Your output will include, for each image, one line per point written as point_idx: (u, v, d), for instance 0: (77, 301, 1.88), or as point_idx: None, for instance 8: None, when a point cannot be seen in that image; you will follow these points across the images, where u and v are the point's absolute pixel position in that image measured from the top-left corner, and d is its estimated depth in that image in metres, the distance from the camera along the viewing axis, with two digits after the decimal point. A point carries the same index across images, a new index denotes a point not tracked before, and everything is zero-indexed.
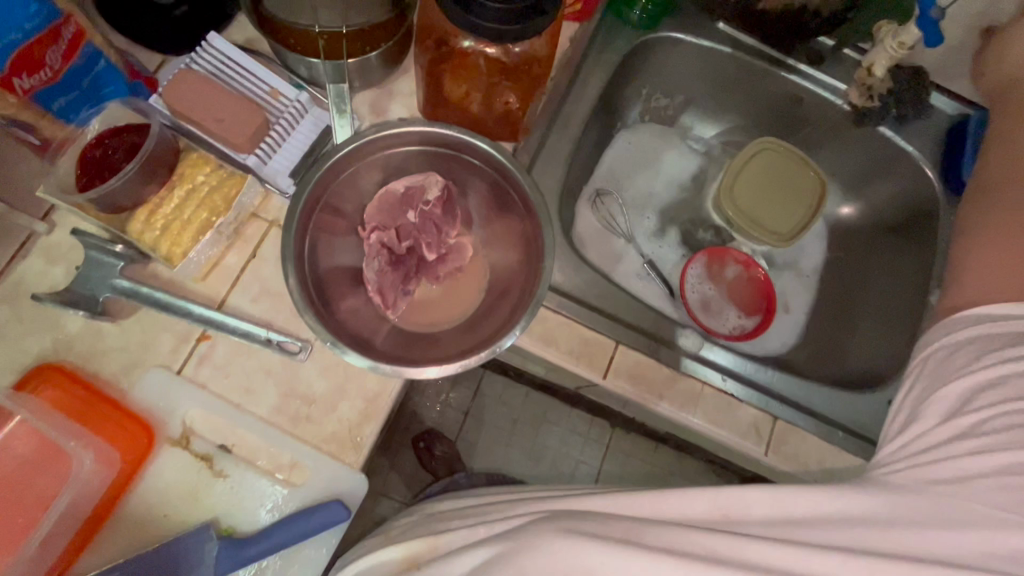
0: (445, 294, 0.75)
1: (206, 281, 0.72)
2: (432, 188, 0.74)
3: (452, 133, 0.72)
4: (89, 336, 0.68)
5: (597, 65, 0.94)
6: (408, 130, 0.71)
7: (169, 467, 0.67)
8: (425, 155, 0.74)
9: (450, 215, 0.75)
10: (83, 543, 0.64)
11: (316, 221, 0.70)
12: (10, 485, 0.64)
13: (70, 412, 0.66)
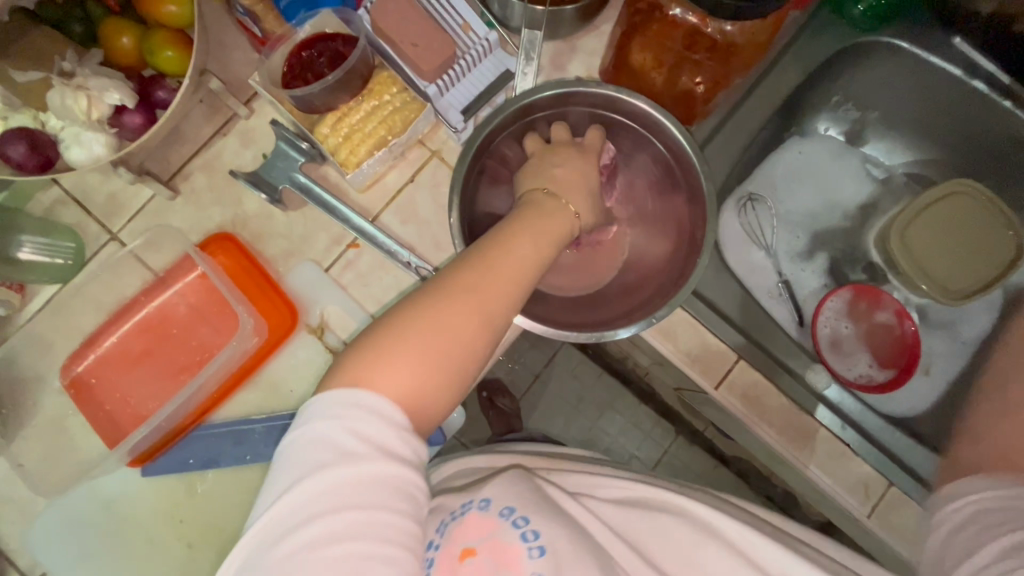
0: (580, 263, 0.73)
1: (365, 194, 0.77)
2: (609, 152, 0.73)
3: (639, 104, 0.69)
4: (261, 217, 0.76)
5: (797, 59, 0.87)
6: (595, 93, 0.70)
7: (303, 353, 0.74)
8: (603, 121, 0.72)
9: (610, 185, 0.75)
10: (221, 395, 0.72)
11: (483, 162, 0.70)
12: (179, 328, 0.74)
13: (235, 282, 0.74)
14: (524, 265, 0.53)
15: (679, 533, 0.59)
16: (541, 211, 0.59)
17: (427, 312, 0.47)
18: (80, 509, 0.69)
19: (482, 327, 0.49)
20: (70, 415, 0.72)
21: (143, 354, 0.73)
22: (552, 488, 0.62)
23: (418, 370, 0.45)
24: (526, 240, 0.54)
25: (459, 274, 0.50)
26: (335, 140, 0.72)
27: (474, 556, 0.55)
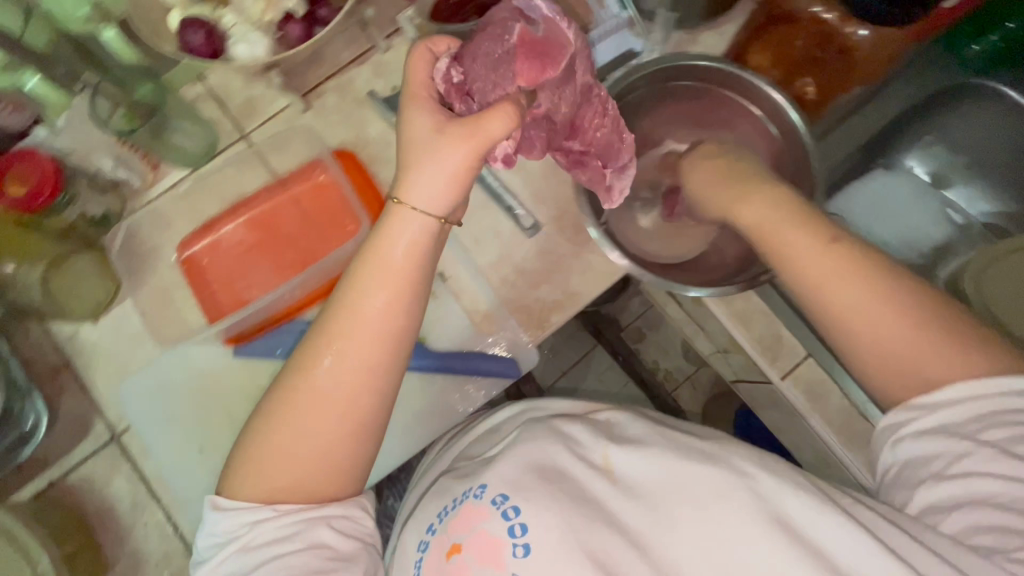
0: (673, 232, 0.78)
1: None
2: (448, 71, 0.58)
3: (766, 89, 0.72)
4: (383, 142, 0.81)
5: (912, 79, 0.94)
6: (725, 72, 0.74)
7: None
8: (725, 101, 0.76)
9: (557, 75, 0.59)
10: (320, 294, 0.76)
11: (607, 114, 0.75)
12: (291, 227, 0.79)
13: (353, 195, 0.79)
14: (385, 314, 0.51)
15: (696, 492, 0.50)
16: (382, 245, 0.52)
17: (290, 393, 0.51)
18: (173, 375, 0.75)
19: (353, 381, 0.51)
20: (178, 291, 0.77)
21: (254, 245, 0.78)
22: (572, 456, 0.56)
23: (277, 469, 0.51)
24: (375, 293, 0.51)
25: (315, 340, 0.51)
26: None
27: (457, 553, 0.54)
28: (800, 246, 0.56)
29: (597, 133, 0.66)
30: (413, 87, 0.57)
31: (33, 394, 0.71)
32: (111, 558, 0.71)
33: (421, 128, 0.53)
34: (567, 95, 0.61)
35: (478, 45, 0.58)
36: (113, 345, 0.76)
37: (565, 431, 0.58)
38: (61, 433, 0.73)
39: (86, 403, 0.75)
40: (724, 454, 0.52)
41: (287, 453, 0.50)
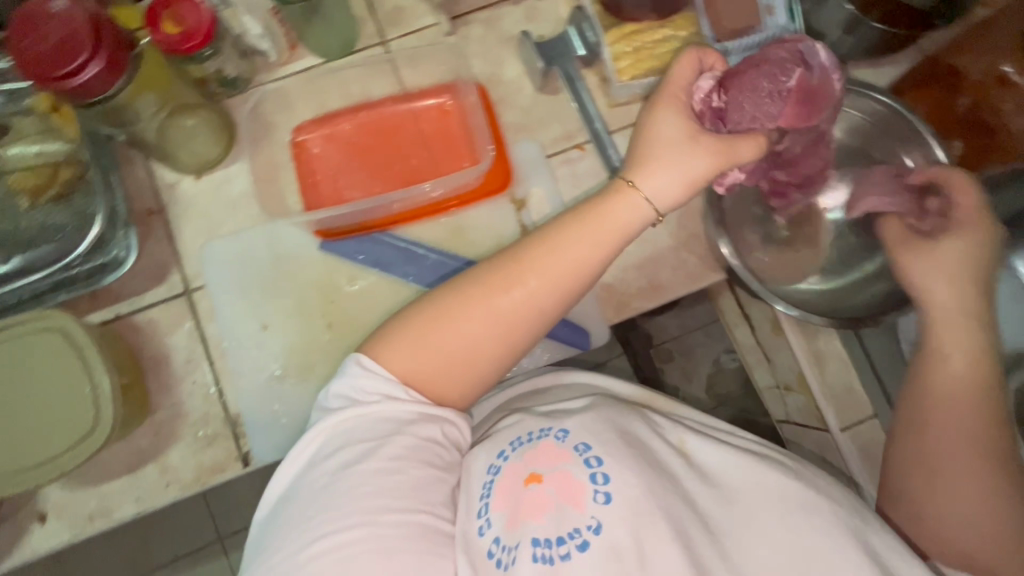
0: (785, 253, 0.75)
1: (611, 111, 0.80)
2: (709, 93, 0.57)
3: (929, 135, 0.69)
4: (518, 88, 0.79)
5: None
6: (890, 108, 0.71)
7: (496, 216, 0.77)
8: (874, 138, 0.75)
9: (809, 117, 0.57)
10: (419, 215, 0.76)
11: None
12: (407, 140, 0.78)
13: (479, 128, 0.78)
14: (588, 266, 0.52)
15: (780, 496, 0.51)
16: (603, 212, 0.53)
17: (464, 298, 0.52)
18: (255, 249, 0.76)
19: (532, 310, 0.52)
20: (283, 170, 0.79)
21: (368, 149, 0.78)
22: (650, 431, 0.56)
23: (417, 360, 0.51)
24: (583, 243, 0.52)
25: (509, 263, 0.52)
26: (623, 50, 0.74)
27: (538, 483, 0.51)
28: (953, 341, 0.58)
29: (807, 168, 0.64)
30: (672, 84, 0.57)
31: (129, 228, 0.73)
32: (153, 403, 0.72)
33: (670, 129, 0.55)
34: (802, 138, 0.59)
35: (755, 74, 0.55)
36: (207, 204, 0.77)
37: (639, 411, 0.59)
38: (140, 272, 0.75)
39: (167, 251, 0.76)
40: (803, 472, 0.54)
41: (440, 348, 0.51)
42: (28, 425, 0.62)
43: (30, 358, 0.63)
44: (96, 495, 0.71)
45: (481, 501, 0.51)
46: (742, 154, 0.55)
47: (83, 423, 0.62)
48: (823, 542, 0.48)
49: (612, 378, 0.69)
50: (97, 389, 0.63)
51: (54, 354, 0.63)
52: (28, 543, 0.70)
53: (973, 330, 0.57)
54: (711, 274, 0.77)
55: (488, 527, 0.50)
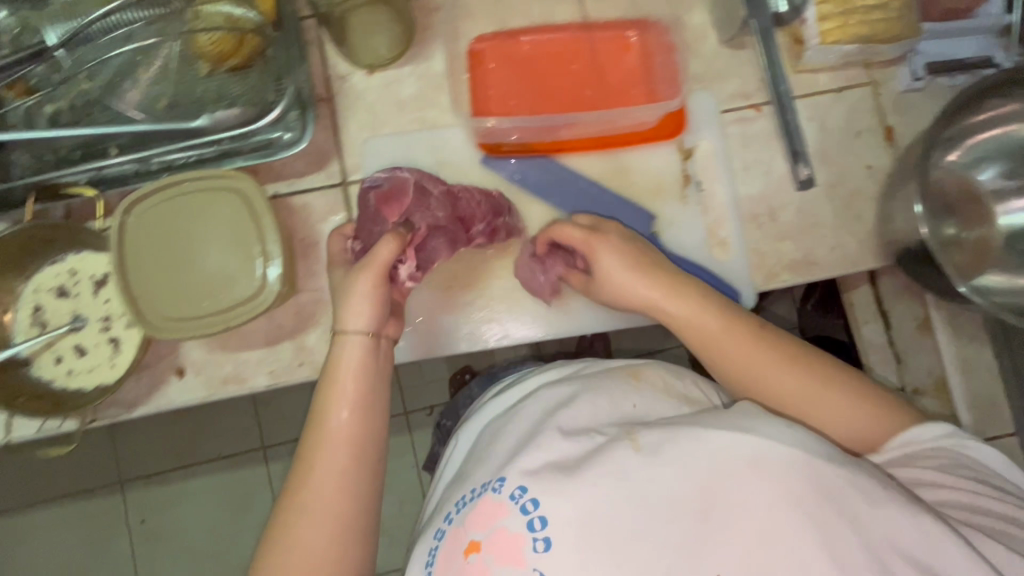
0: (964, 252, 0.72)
1: (796, 76, 0.77)
2: (351, 245, 0.70)
3: None
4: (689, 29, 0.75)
5: None
6: None
7: (660, 160, 0.75)
8: None
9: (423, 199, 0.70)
10: (584, 146, 0.75)
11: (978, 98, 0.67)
12: (581, 69, 0.76)
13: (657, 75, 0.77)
14: (369, 306, 0.63)
15: (726, 460, 0.48)
16: (342, 353, 0.62)
17: (298, 487, 0.59)
18: (416, 153, 0.76)
19: (349, 437, 0.60)
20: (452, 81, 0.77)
21: (542, 70, 0.76)
22: (594, 440, 0.55)
23: (284, 557, 0.57)
24: (349, 381, 0.62)
25: (302, 459, 0.60)
26: (832, 11, 0.70)
27: (476, 552, 0.51)
28: (731, 345, 0.63)
29: (479, 205, 0.71)
30: (333, 261, 0.70)
31: (306, 125, 0.73)
32: (298, 284, 0.74)
33: (347, 353, 0.62)
34: (433, 206, 0.70)
35: (552, 259, 0.72)
36: (373, 101, 0.77)
37: (570, 413, 0.59)
38: (300, 157, 0.76)
39: (330, 140, 0.76)
40: (750, 423, 0.50)
41: (304, 549, 0.57)
42: (196, 277, 0.64)
43: (208, 213, 0.64)
44: (233, 361, 0.73)
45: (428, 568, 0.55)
46: (379, 254, 0.62)
47: (251, 288, 0.64)
48: (794, 523, 0.45)
49: (576, 365, 0.68)
50: (269, 258, 0.64)
51: (234, 215, 0.64)
52: (164, 393, 0.73)
53: (763, 347, 0.62)
54: (869, 259, 0.75)
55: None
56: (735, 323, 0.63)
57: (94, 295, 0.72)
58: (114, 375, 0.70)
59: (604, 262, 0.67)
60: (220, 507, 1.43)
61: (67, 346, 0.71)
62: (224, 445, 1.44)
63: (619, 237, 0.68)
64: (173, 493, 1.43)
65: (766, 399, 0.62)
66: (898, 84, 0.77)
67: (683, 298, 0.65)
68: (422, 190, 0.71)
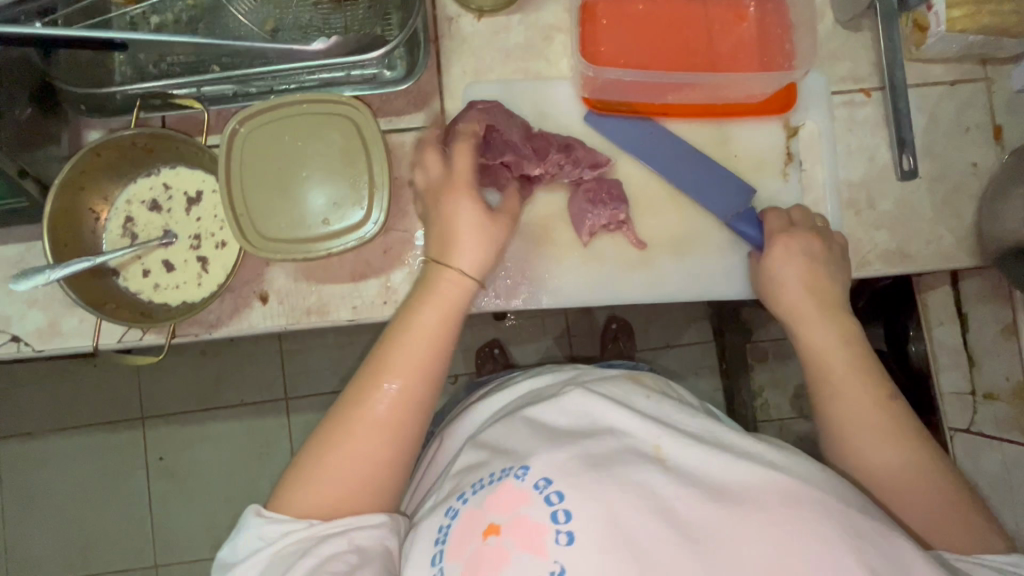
0: None
1: (909, 65, 0.76)
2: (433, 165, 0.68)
3: None
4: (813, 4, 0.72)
5: None
6: None
7: (764, 135, 0.75)
8: None
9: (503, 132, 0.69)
10: (690, 113, 0.74)
11: None
12: (697, 33, 0.74)
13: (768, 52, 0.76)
14: (476, 233, 0.63)
15: (760, 492, 0.51)
16: (439, 278, 0.63)
17: (349, 418, 0.59)
18: (517, 104, 0.75)
19: (420, 366, 0.61)
20: (560, 34, 0.76)
21: (657, 29, 0.74)
22: (622, 442, 0.57)
23: (321, 496, 0.57)
24: (427, 324, 0.62)
25: (360, 389, 0.60)
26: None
27: (496, 535, 0.52)
28: (828, 339, 0.64)
29: (552, 146, 0.71)
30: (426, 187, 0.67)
31: (415, 64, 0.72)
32: (389, 223, 0.73)
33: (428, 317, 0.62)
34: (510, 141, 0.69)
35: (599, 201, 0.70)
36: (480, 46, 0.75)
37: (600, 409, 0.61)
38: (403, 95, 0.75)
39: (433, 82, 0.75)
40: (786, 460, 0.54)
41: (327, 477, 0.58)
42: (299, 200, 0.63)
43: (321, 137, 0.63)
44: (316, 292, 0.73)
45: (438, 546, 0.55)
46: (458, 162, 0.65)
47: (352, 219, 0.64)
48: (819, 545, 0.47)
49: (535, 385, 0.72)
50: (374, 192, 0.63)
51: (347, 143, 0.63)
52: (245, 318, 0.72)
53: (856, 342, 0.64)
54: (964, 257, 0.74)
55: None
56: (843, 322, 0.65)
57: (186, 212, 0.71)
58: (200, 294, 0.70)
59: (787, 270, 0.67)
60: (241, 452, 1.44)
61: (156, 261, 0.71)
62: (250, 392, 1.45)
63: (807, 254, 0.66)
64: (197, 434, 1.44)
65: (843, 410, 0.61)
66: (1014, 84, 0.75)
67: (814, 290, 0.66)
68: (504, 126, 0.69)
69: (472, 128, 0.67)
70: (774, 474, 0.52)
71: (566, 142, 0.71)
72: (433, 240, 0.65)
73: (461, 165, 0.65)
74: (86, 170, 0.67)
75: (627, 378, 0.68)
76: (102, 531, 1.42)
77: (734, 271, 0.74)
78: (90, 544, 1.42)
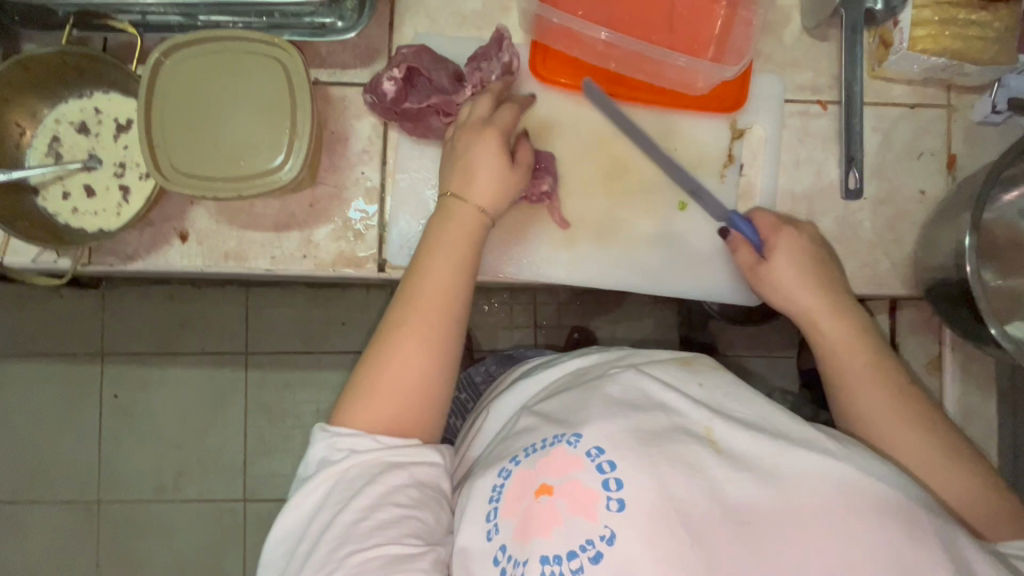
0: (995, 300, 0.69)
1: (870, 82, 0.74)
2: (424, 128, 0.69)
3: None
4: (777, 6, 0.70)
5: None
6: None
7: (711, 135, 0.73)
8: None
9: (417, 69, 0.68)
10: (639, 102, 0.72)
11: None
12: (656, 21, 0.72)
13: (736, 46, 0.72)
14: (493, 178, 0.63)
15: (815, 485, 0.52)
16: (457, 215, 0.63)
17: (389, 347, 0.60)
18: (466, 70, 0.73)
19: (445, 296, 0.61)
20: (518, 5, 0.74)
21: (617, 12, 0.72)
22: (674, 420, 0.57)
23: (368, 422, 0.58)
24: (448, 253, 0.62)
25: (397, 320, 0.60)
26: (930, 17, 0.65)
27: (548, 495, 0.54)
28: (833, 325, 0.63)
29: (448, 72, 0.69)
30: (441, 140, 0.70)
31: (362, 17, 0.70)
32: (319, 176, 0.72)
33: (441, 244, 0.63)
34: (425, 79, 0.68)
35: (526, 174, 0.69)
36: (435, 7, 0.74)
37: (651, 388, 0.61)
38: (350, 48, 0.73)
39: (383, 39, 0.73)
40: (840, 449, 0.55)
41: (382, 403, 0.58)
42: (215, 142, 0.62)
43: (242, 81, 0.62)
44: (238, 237, 0.72)
45: (491, 503, 0.56)
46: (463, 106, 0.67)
47: (269, 165, 0.62)
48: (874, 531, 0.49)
49: (583, 360, 0.72)
50: (294, 139, 0.62)
51: (268, 89, 0.62)
52: (164, 255, 0.71)
53: (865, 347, 0.62)
54: (897, 285, 0.72)
55: (497, 534, 0.55)
56: (841, 302, 0.64)
57: (113, 139, 0.70)
58: (117, 224, 0.69)
59: (775, 263, 0.66)
60: (196, 399, 1.41)
61: (77, 184, 0.70)
62: (210, 342, 1.42)
63: (810, 238, 0.67)
64: (154, 375, 1.41)
65: (858, 397, 0.60)
66: (974, 114, 0.73)
67: (809, 282, 0.65)
68: (417, 69, 0.68)
69: (393, 70, 0.67)
70: (826, 462, 0.53)
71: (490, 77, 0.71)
72: (452, 175, 0.65)
73: (487, 115, 0.66)
74: (11, 82, 0.65)
75: (678, 359, 0.67)
76: (43, 461, 1.40)
77: (654, 266, 0.72)
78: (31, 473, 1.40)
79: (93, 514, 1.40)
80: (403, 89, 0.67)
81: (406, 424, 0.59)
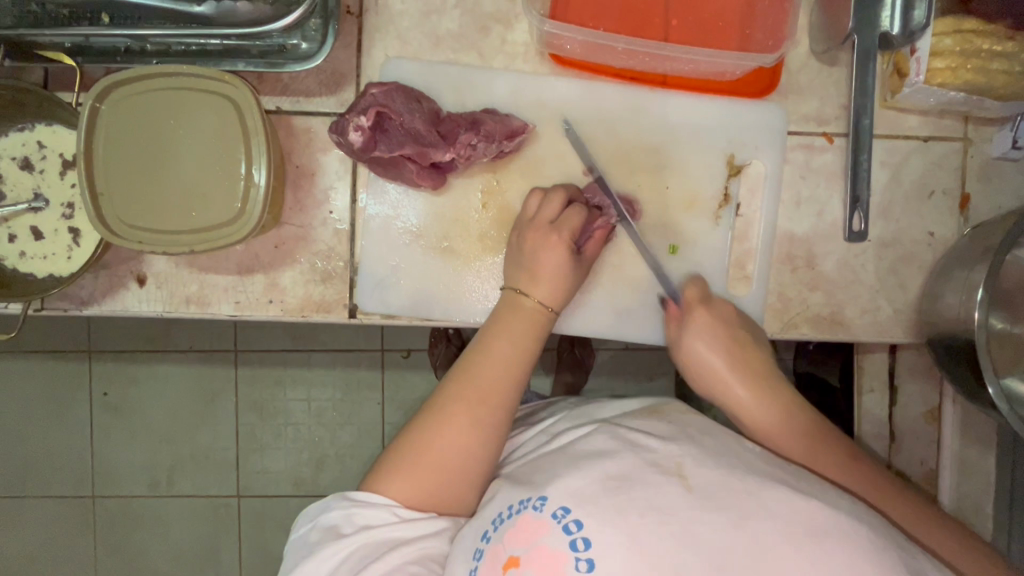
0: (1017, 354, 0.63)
1: (881, 112, 0.68)
2: (400, 177, 0.64)
3: None
4: (784, 30, 0.64)
5: None
6: None
7: (706, 169, 0.67)
8: None
9: (388, 117, 0.62)
10: (631, 134, 0.67)
11: None
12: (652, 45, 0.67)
13: (739, 77, 0.67)
14: (553, 275, 0.63)
15: (786, 523, 0.47)
16: (519, 307, 0.63)
17: (433, 423, 0.59)
18: (442, 97, 0.67)
19: (500, 382, 0.60)
20: (499, 24, 0.67)
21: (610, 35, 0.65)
22: (638, 461, 0.52)
23: (405, 490, 0.58)
24: (508, 343, 0.61)
25: (449, 396, 0.60)
26: (951, 48, 0.58)
27: (516, 569, 0.49)
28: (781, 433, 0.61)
29: (428, 116, 0.63)
30: (418, 187, 0.66)
31: (326, 39, 0.63)
32: (283, 216, 0.67)
33: (499, 354, 0.61)
34: (396, 124, 0.62)
35: (576, 213, 0.64)
36: (407, 26, 0.67)
37: (610, 433, 0.56)
38: (314, 73, 0.67)
39: (350, 62, 0.67)
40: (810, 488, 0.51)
41: (428, 464, 0.58)
42: (172, 185, 0.57)
43: (198, 120, 0.57)
44: (200, 282, 0.67)
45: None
46: (439, 154, 0.62)
47: (227, 216, 0.57)
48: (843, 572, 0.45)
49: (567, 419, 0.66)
50: (251, 194, 0.57)
51: (224, 128, 0.57)
52: (121, 300, 0.67)
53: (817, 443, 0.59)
54: (898, 334, 0.68)
55: None
56: (774, 391, 0.63)
57: (60, 177, 0.65)
58: (68, 269, 0.65)
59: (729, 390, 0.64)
60: (187, 398, 1.30)
61: (24, 226, 0.65)
62: (201, 339, 1.30)
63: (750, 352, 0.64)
64: (144, 372, 1.30)
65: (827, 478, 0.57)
66: (993, 148, 0.67)
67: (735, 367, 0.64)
68: (389, 117, 0.62)
69: (360, 116, 0.60)
70: (792, 497, 0.49)
71: (474, 117, 0.63)
72: (517, 272, 0.64)
73: (552, 217, 0.64)
74: None
75: (644, 411, 0.63)
76: (31, 458, 1.31)
77: (641, 309, 0.68)
78: (11, 475, 1.32)
79: (90, 510, 1.31)
80: (372, 139, 0.61)
81: (438, 499, 0.58)
